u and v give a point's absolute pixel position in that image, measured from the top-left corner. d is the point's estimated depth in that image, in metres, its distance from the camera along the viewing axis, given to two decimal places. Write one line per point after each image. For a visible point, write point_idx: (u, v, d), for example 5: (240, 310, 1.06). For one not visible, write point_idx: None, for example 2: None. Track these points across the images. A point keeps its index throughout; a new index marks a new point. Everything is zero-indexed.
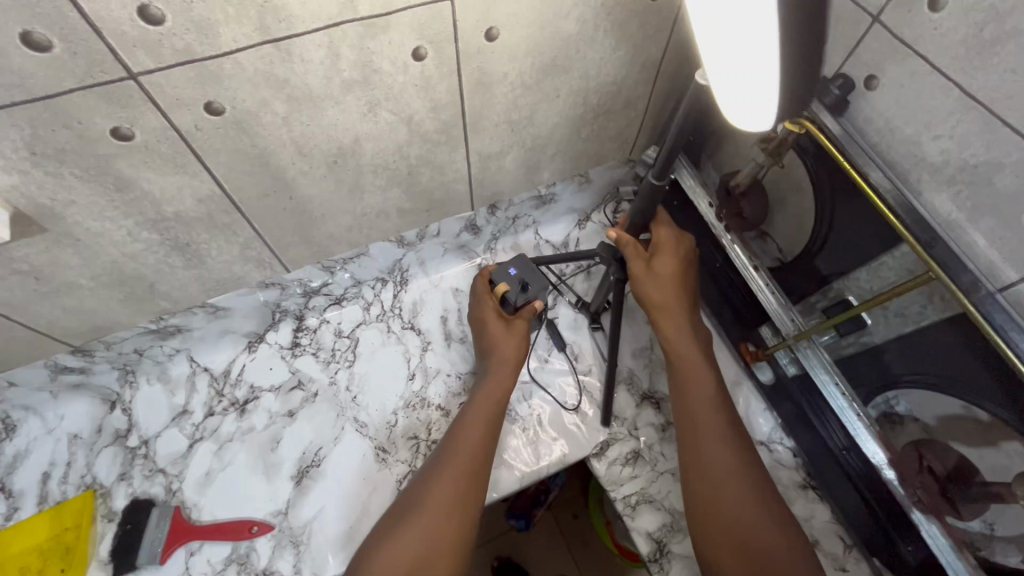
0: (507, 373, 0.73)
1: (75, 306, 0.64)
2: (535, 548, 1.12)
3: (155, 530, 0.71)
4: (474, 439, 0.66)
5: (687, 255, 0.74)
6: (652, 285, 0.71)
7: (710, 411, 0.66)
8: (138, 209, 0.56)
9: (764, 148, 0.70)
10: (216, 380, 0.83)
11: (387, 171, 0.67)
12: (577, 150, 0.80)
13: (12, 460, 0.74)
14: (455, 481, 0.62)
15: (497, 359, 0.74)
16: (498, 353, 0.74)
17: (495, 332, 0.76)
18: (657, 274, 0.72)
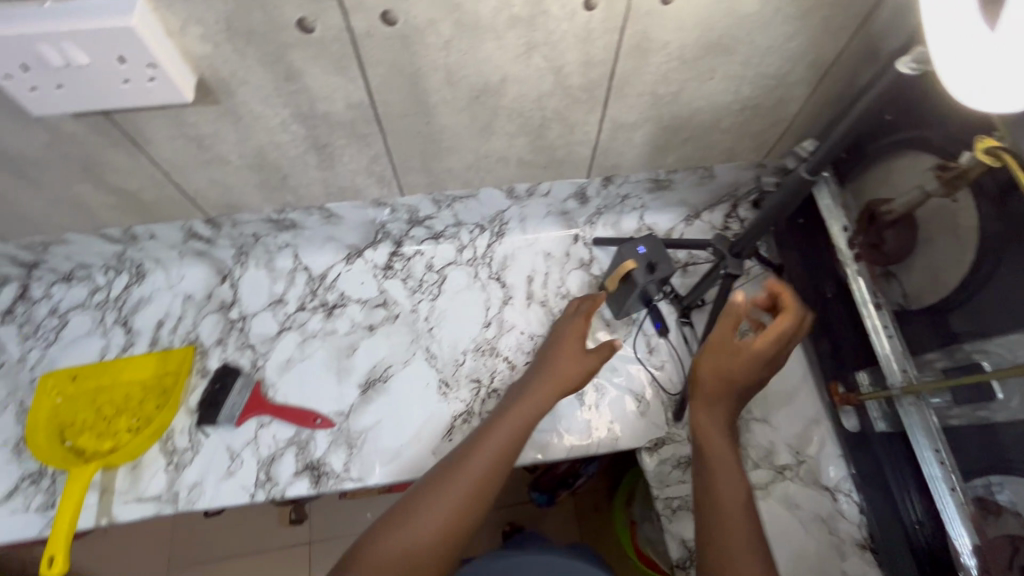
0: (549, 394, 0.70)
1: (219, 179, 0.70)
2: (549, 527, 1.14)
3: (238, 395, 0.78)
4: (483, 460, 0.62)
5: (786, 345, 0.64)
6: (719, 365, 0.63)
7: (740, 512, 0.59)
8: (295, 101, 0.60)
9: (938, 177, 0.59)
10: (313, 280, 0.88)
11: (520, 119, 0.67)
12: (711, 140, 0.77)
13: (134, 304, 0.86)
14: (456, 501, 0.59)
15: (549, 382, 0.71)
16: (552, 374, 0.71)
17: (566, 356, 0.73)
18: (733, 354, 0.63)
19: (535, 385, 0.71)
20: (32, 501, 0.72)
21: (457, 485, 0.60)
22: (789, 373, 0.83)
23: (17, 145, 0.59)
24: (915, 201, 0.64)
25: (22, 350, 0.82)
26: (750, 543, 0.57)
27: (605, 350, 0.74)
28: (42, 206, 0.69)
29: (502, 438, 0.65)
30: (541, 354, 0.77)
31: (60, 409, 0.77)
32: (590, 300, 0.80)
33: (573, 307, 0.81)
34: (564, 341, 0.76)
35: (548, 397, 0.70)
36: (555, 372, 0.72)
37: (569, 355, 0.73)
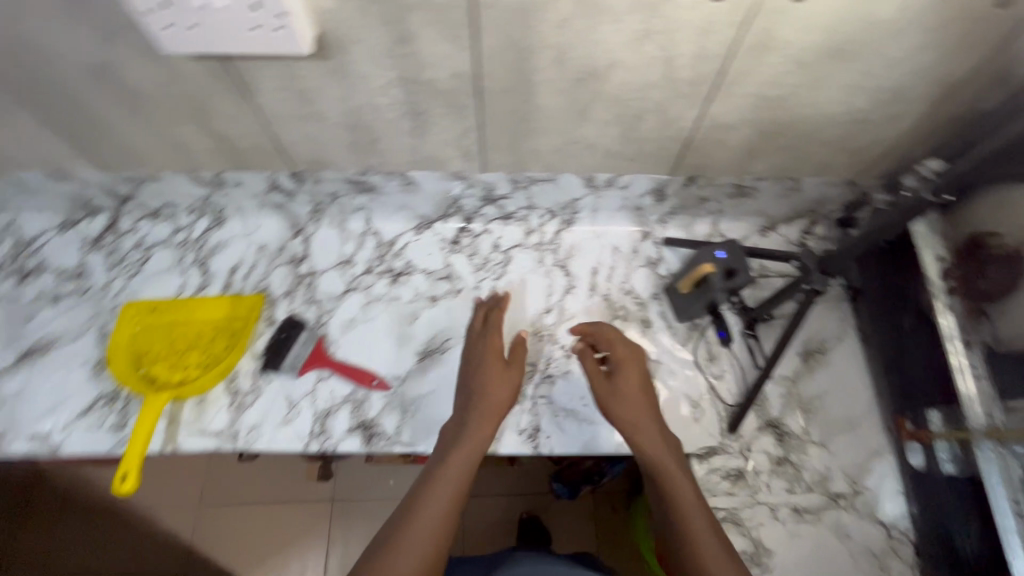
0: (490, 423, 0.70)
1: (314, 135, 0.71)
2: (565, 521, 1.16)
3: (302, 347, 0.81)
4: (436, 509, 0.64)
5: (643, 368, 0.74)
6: (617, 402, 0.70)
7: (704, 536, 0.61)
8: (403, 65, 0.60)
9: None
10: (382, 245, 0.90)
11: (618, 108, 0.66)
12: (808, 151, 0.74)
13: (212, 248, 0.89)
14: (428, 547, 0.62)
15: (478, 415, 0.71)
16: (484, 405, 0.71)
17: (489, 379, 0.73)
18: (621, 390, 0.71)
19: (469, 415, 0.71)
20: (105, 420, 0.76)
21: (425, 531, 0.62)
22: (855, 401, 0.80)
23: (138, 80, 0.61)
24: None
25: (107, 278, 0.86)
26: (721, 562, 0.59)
27: (521, 354, 0.77)
28: (146, 142, 0.72)
29: (451, 476, 0.67)
30: (462, 368, 0.77)
31: (137, 337, 0.81)
32: (496, 307, 0.81)
33: (479, 320, 0.80)
34: (483, 361, 0.75)
35: (491, 428, 0.70)
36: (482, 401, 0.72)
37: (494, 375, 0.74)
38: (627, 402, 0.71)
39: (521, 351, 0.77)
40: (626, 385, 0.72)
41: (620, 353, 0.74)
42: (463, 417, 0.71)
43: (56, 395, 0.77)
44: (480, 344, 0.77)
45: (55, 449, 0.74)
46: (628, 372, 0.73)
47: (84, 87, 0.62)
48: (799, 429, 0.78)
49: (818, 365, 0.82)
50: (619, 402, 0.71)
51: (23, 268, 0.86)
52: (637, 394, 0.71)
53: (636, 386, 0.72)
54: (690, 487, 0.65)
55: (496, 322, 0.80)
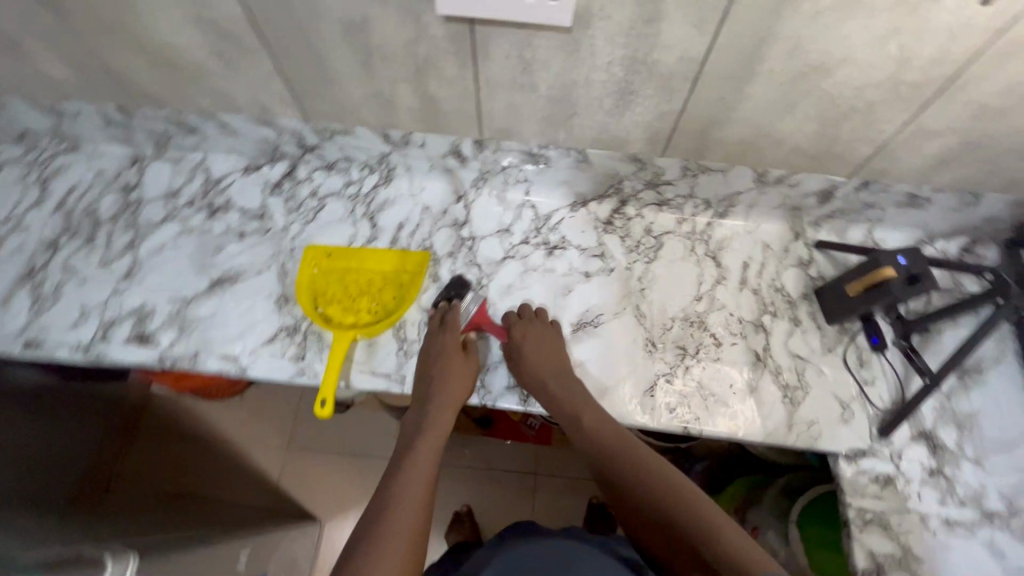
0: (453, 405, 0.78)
1: (517, 104, 0.75)
2: None
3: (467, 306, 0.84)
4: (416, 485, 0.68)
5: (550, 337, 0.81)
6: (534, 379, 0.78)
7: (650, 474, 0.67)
8: (638, 45, 0.63)
9: None
10: (538, 219, 0.93)
11: (826, 105, 0.68)
12: (1003, 166, 0.73)
13: (381, 203, 0.94)
14: (412, 521, 0.64)
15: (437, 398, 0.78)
16: (443, 391, 0.78)
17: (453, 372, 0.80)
18: (532, 363, 0.78)
19: (428, 405, 0.78)
20: (286, 350, 0.83)
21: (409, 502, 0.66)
22: (1011, 423, 0.79)
23: (385, 37, 0.66)
24: None
25: (286, 221, 0.93)
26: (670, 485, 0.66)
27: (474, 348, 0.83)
28: (360, 97, 0.77)
29: (426, 456, 0.73)
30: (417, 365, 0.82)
31: (315, 278, 0.88)
32: (452, 309, 0.83)
33: (437, 321, 0.83)
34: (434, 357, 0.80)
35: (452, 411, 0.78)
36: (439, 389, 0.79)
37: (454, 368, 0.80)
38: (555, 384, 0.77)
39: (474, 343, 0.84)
40: (529, 352, 0.79)
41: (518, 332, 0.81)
42: (423, 407, 0.78)
43: (245, 322, 0.85)
44: (438, 344, 0.80)
45: (243, 370, 0.82)
46: (540, 350, 0.79)
47: (333, 39, 0.68)
48: (952, 443, 0.78)
49: (974, 384, 0.81)
50: (558, 389, 0.77)
51: (212, 204, 0.94)
52: (564, 381, 0.78)
53: (560, 370, 0.79)
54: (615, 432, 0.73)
55: (454, 321, 0.82)
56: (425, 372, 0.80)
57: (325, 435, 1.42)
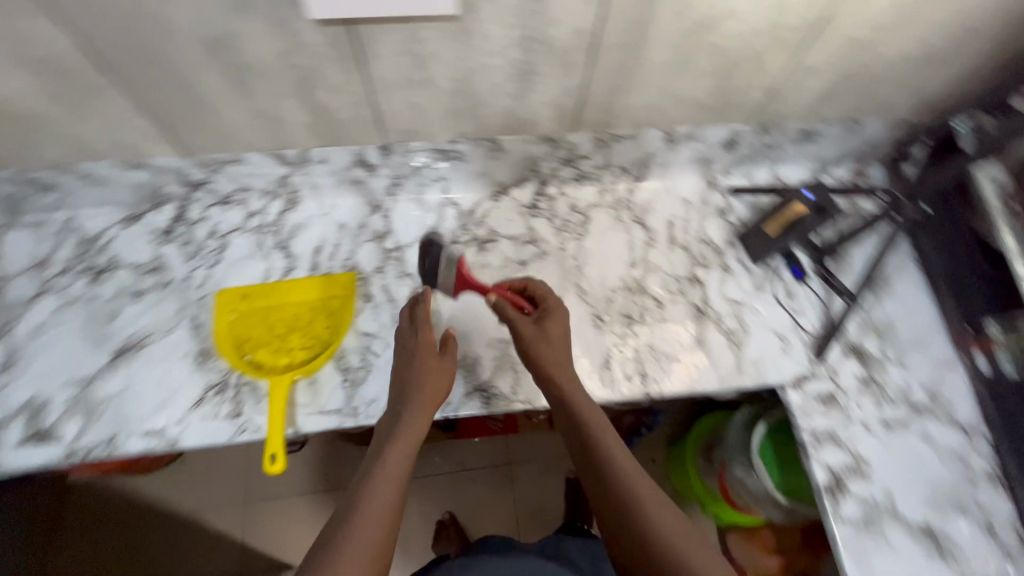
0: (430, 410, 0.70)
1: (416, 102, 0.71)
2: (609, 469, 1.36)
3: (447, 268, 0.77)
4: (385, 499, 0.62)
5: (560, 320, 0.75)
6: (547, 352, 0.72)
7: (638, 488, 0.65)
8: (530, 23, 0.61)
9: None
10: (462, 215, 0.90)
11: (718, 58, 0.69)
12: (877, 91, 0.79)
13: (292, 230, 0.87)
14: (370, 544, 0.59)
15: (420, 400, 0.70)
16: (422, 394, 0.70)
17: (426, 372, 0.72)
18: (547, 339, 0.73)
19: (404, 405, 0.70)
20: (220, 410, 0.75)
21: (377, 515, 0.60)
22: (920, 321, 0.88)
23: (255, 50, 0.60)
24: None
25: (187, 269, 0.83)
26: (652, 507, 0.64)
27: (454, 342, 0.76)
28: (241, 120, 0.70)
29: (397, 464, 0.65)
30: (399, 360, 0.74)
31: (235, 326, 0.80)
32: (421, 303, 0.76)
33: (406, 317, 0.76)
34: (418, 356, 0.73)
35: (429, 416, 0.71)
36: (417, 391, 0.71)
37: (432, 368, 0.72)
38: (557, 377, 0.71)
39: (454, 341, 0.76)
40: (547, 329, 0.74)
41: (548, 305, 0.76)
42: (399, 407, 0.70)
43: (163, 390, 0.75)
44: (411, 339, 0.74)
45: (174, 443, 0.73)
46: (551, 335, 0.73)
47: (196, 60, 0.60)
48: (877, 350, 0.85)
49: (886, 294, 0.89)
50: (563, 383, 0.71)
51: (94, 266, 0.82)
52: (562, 364, 0.72)
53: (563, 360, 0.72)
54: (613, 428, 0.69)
55: (427, 316, 0.76)
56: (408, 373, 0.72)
57: (287, 481, 1.32)
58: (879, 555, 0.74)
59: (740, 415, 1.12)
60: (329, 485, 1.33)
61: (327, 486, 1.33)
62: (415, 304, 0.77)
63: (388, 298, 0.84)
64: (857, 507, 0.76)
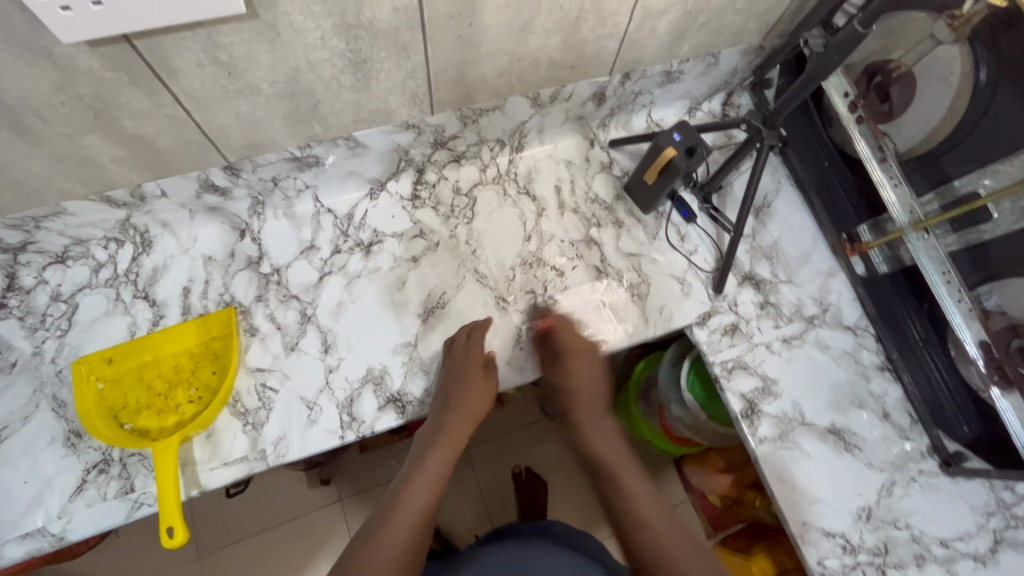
0: (466, 427, 0.76)
1: (246, 113, 0.64)
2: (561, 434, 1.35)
3: None
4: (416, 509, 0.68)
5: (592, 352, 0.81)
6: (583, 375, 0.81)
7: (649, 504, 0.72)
8: (340, 8, 0.55)
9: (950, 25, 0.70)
10: (340, 222, 0.84)
11: (558, 14, 0.66)
12: (724, 23, 0.79)
13: (150, 275, 0.78)
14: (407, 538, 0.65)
15: (462, 415, 0.75)
16: (461, 410, 0.75)
17: (473, 392, 0.75)
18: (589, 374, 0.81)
19: (446, 415, 0.75)
20: (107, 490, 0.68)
21: (410, 515, 0.67)
22: (802, 238, 0.92)
23: (21, 89, 0.50)
24: (924, 53, 0.75)
25: (33, 344, 0.73)
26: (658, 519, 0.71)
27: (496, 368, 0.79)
28: (40, 168, 0.60)
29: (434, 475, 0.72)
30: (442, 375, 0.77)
31: (105, 396, 0.71)
32: (481, 327, 0.79)
33: (461, 336, 0.78)
34: (466, 374, 0.75)
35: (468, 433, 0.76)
36: (461, 412, 0.75)
37: (477, 391, 0.76)
38: (579, 418, 0.81)
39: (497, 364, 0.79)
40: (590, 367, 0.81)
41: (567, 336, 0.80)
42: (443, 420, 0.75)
43: (34, 483, 0.67)
44: (461, 359, 0.76)
45: (61, 538, 0.66)
46: (575, 371, 0.80)
47: None
48: (768, 274, 0.89)
49: (768, 218, 0.92)
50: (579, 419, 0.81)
51: None
52: (579, 402, 0.81)
53: (585, 397, 0.81)
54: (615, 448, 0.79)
55: (481, 337, 0.78)
56: (458, 387, 0.75)
57: (248, 516, 1.23)
58: (796, 464, 0.79)
59: (675, 351, 1.11)
60: (296, 510, 1.24)
61: (294, 512, 1.24)
62: (472, 339, 0.78)
63: (275, 327, 0.78)
64: (771, 426, 0.81)
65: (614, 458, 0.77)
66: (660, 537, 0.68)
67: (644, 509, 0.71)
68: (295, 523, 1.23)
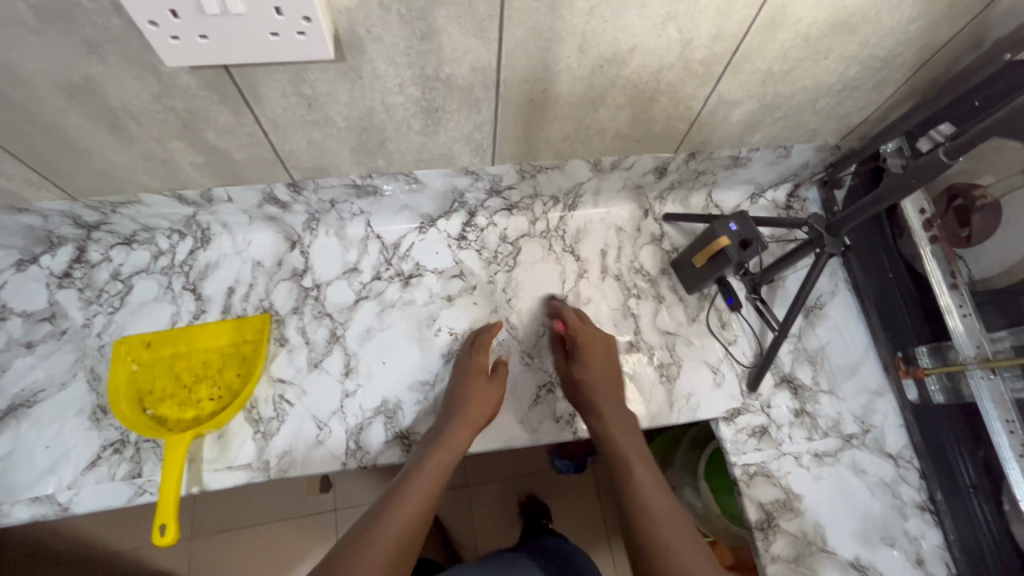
0: (469, 431, 0.71)
1: (317, 141, 0.67)
2: (563, 491, 1.26)
3: None
4: (408, 511, 0.64)
5: (609, 355, 0.78)
6: (586, 371, 0.76)
7: (657, 498, 0.67)
8: (423, 62, 0.57)
9: None
10: (386, 249, 0.86)
11: (632, 92, 0.67)
12: (802, 120, 0.77)
13: (202, 270, 0.82)
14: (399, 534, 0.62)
15: (467, 419, 0.72)
16: (466, 412, 0.72)
17: (475, 395, 0.74)
18: (592, 367, 0.77)
19: (450, 418, 0.72)
20: (117, 471, 0.70)
21: (400, 515, 0.64)
22: (851, 349, 0.87)
23: (124, 95, 0.55)
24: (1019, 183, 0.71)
25: (86, 316, 0.78)
26: (659, 503, 0.67)
27: (505, 368, 0.79)
28: (127, 163, 0.65)
29: (431, 475, 0.68)
30: (452, 380, 0.76)
31: (136, 377, 0.74)
32: (488, 331, 0.80)
33: (467, 341, 0.80)
34: (469, 376, 0.75)
35: (472, 436, 0.71)
36: (465, 411, 0.72)
37: (481, 391, 0.74)
38: (597, 410, 0.74)
39: (506, 368, 0.79)
40: (592, 366, 0.77)
41: (585, 338, 0.79)
42: (446, 419, 0.72)
43: (56, 449, 0.71)
44: (467, 361, 0.77)
45: (65, 509, 0.68)
46: (592, 368, 0.77)
47: (58, 106, 0.55)
48: (809, 380, 0.84)
49: (818, 320, 0.88)
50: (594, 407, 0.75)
51: None
52: (597, 396, 0.75)
53: (604, 391, 0.75)
54: (621, 427, 0.74)
55: (488, 344, 0.79)
56: (460, 390, 0.74)
57: (240, 509, 1.23)
58: None
59: (698, 431, 1.00)
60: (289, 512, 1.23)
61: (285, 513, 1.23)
62: (474, 347, 0.78)
63: (304, 341, 0.80)
64: (788, 546, 0.75)
65: (626, 448, 0.72)
66: (651, 520, 0.65)
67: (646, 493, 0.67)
68: (283, 526, 1.22)
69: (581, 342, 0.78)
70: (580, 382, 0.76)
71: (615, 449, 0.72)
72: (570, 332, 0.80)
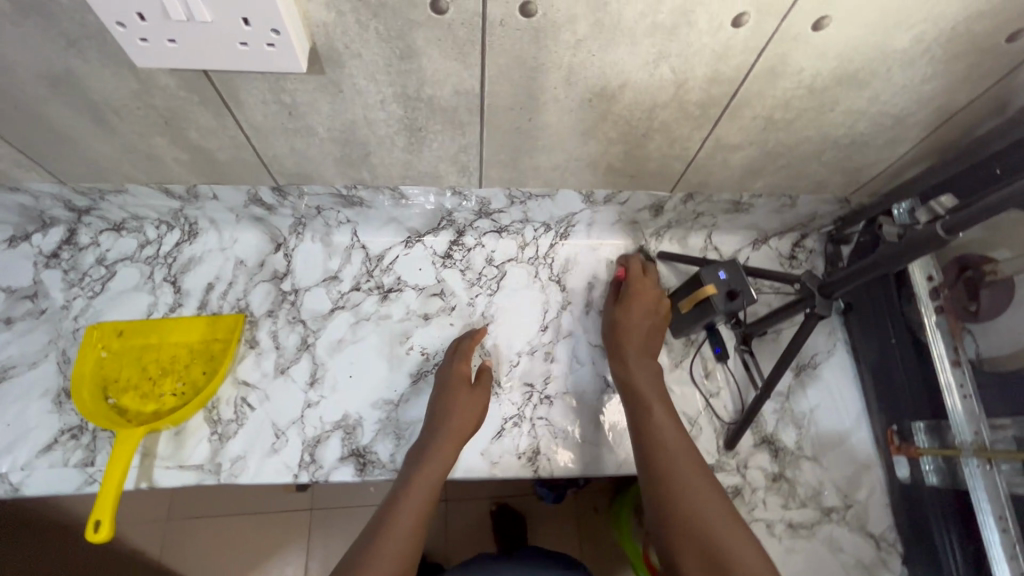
0: (451, 446, 0.68)
1: (300, 149, 0.66)
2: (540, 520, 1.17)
3: None
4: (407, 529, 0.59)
5: (661, 308, 0.77)
6: (625, 318, 0.76)
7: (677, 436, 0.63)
8: (403, 81, 0.56)
9: None
10: (369, 260, 0.85)
11: (624, 128, 0.64)
12: (807, 171, 0.74)
13: (184, 263, 0.82)
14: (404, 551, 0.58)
15: (448, 434, 0.68)
16: (448, 425, 0.69)
17: (457, 405, 0.71)
18: (630, 315, 0.76)
19: (433, 435, 0.69)
20: (71, 456, 0.70)
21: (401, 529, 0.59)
22: (842, 415, 0.82)
23: (106, 90, 0.55)
24: None
25: (66, 297, 0.79)
26: (676, 442, 0.62)
27: (488, 377, 0.76)
28: (113, 154, 0.65)
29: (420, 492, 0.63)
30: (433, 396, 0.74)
31: (104, 364, 0.75)
32: (470, 337, 0.79)
33: (450, 348, 0.78)
34: (451, 388, 0.73)
35: (456, 451, 0.68)
36: (447, 425, 0.69)
37: (463, 404, 0.72)
38: (624, 356, 0.73)
39: (490, 376, 0.77)
40: (633, 314, 0.76)
41: (637, 284, 0.79)
42: (428, 436, 0.69)
43: (15, 429, 0.71)
44: (446, 372, 0.75)
45: (15, 489, 0.68)
46: (633, 314, 0.76)
47: (41, 95, 0.55)
48: (792, 444, 0.80)
49: (810, 381, 0.83)
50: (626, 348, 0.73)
51: None
52: (630, 339, 0.73)
53: (639, 335, 0.74)
54: (647, 370, 0.70)
55: (469, 351, 0.77)
56: (441, 403, 0.71)
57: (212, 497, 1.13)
58: None
59: None
60: (261, 506, 1.13)
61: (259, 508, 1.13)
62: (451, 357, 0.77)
63: (274, 346, 0.79)
64: None
65: (648, 386, 0.68)
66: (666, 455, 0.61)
67: (667, 435, 0.63)
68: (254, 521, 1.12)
69: (632, 290, 0.78)
70: (619, 327, 0.76)
71: (636, 391, 0.68)
72: (628, 279, 0.81)
